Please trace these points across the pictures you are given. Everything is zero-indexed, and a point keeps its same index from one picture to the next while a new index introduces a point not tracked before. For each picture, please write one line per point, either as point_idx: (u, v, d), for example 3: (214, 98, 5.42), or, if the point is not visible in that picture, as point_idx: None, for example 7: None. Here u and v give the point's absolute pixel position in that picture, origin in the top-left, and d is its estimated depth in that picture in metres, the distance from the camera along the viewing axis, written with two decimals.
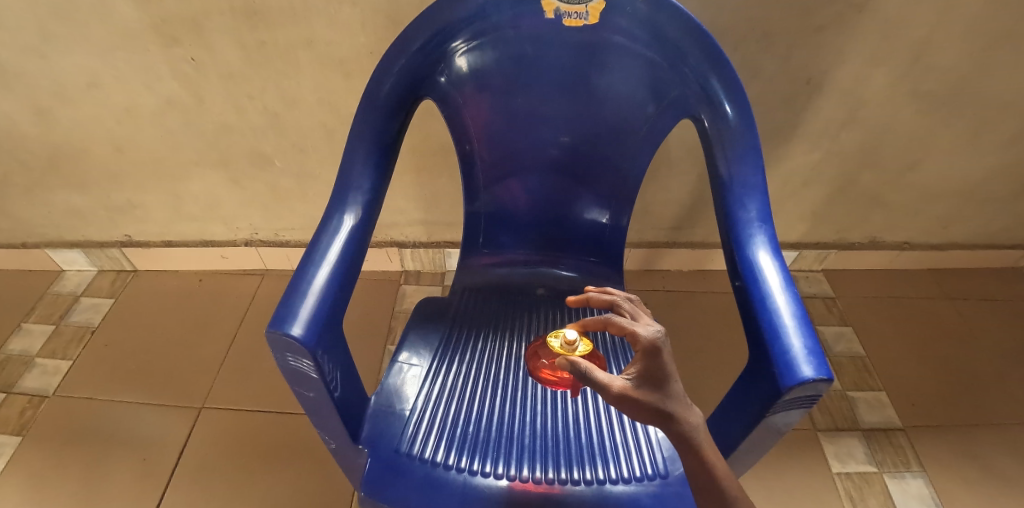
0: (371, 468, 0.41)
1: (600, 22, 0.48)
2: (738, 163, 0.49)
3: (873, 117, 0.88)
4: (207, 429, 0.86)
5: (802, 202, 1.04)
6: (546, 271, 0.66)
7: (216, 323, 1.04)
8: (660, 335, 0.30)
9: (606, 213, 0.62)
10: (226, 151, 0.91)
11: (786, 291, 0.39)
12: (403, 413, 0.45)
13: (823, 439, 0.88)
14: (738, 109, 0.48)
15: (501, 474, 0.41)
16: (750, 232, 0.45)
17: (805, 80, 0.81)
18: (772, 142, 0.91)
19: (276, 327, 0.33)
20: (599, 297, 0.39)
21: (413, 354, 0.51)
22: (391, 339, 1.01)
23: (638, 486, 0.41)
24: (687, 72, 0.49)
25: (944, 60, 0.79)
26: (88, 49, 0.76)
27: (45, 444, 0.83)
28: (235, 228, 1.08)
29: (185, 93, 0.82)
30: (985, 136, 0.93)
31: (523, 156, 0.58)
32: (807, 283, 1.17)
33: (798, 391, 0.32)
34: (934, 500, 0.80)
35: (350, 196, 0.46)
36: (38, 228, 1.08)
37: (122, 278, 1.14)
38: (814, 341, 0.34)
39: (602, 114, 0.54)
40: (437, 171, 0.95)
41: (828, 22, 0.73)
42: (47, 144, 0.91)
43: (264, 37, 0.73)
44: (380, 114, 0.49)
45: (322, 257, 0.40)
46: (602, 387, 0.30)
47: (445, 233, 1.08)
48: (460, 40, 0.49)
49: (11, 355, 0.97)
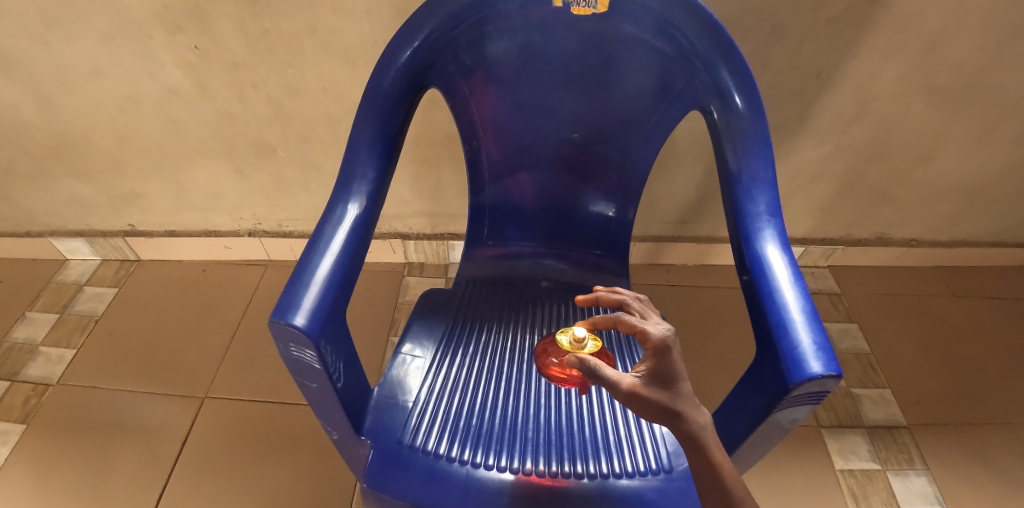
0: (375, 459, 0.41)
1: (609, 10, 0.47)
2: (747, 156, 0.48)
3: (883, 112, 0.87)
4: (210, 418, 0.86)
5: (810, 197, 1.03)
6: (551, 263, 0.65)
7: (220, 313, 1.04)
8: (670, 334, 0.31)
9: (612, 207, 0.61)
10: (230, 141, 0.91)
11: (795, 286, 0.38)
12: (405, 405, 0.45)
13: (827, 436, 0.87)
14: (749, 100, 0.47)
15: (505, 467, 0.41)
16: (759, 226, 0.44)
17: (815, 72, 0.79)
18: (779, 136, 0.90)
19: (279, 316, 0.32)
20: (608, 296, 0.39)
21: (416, 346, 0.51)
22: (394, 331, 1.01)
23: (642, 480, 0.40)
24: (697, 62, 0.47)
25: (957, 53, 0.78)
26: (90, 36, 0.75)
27: (49, 433, 0.84)
28: (238, 219, 1.08)
29: (189, 82, 0.81)
30: (997, 132, 0.91)
31: (530, 150, 0.57)
32: (813, 279, 1.16)
33: (805, 388, 0.32)
34: (937, 498, 0.80)
35: (353, 186, 0.46)
36: (42, 216, 1.08)
37: (125, 267, 1.14)
38: (824, 337, 0.33)
39: (610, 104, 0.53)
40: (441, 163, 0.94)
41: (841, 13, 0.71)
42: (50, 131, 0.90)
43: (267, 26, 0.72)
44: (384, 106, 0.49)
45: (327, 248, 0.39)
46: (612, 384, 0.29)
47: (448, 224, 1.08)
48: (466, 28, 0.48)
49: (14, 344, 0.98)
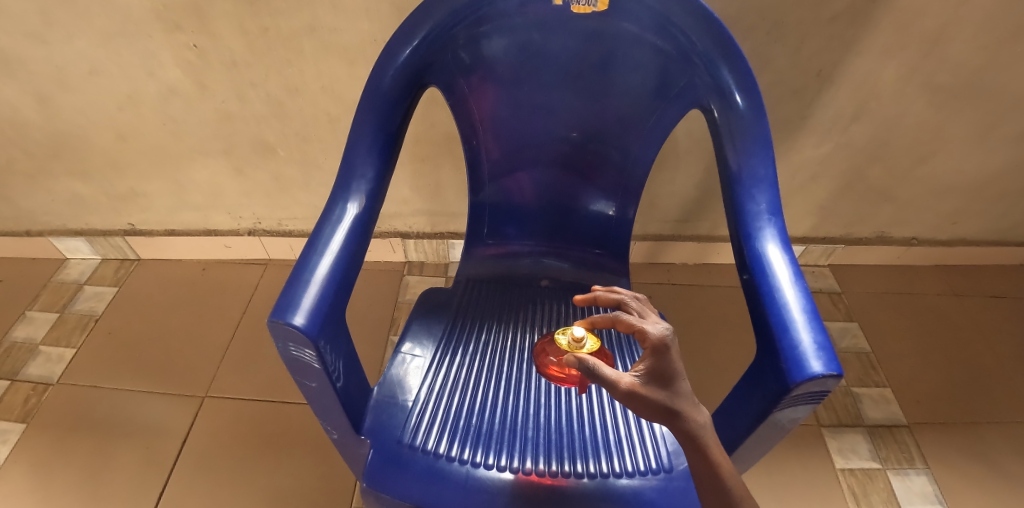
0: (374, 459, 0.41)
1: (609, 8, 0.47)
2: (748, 155, 0.47)
3: (883, 110, 0.86)
4: (210, 418, 0.86)
5: (810, 196, 1.03)
6: (551, 262, 0.65)
7: (220, 312, 1.04)
8: (669, 333, 0.31)
9: (612, 206, 0.61)
10: (229, 140, 0.91)
11: (795, 285, 0.38)
12: (405, 404, 0.45)
13: (828, 435, 0.87)
14: (749, 99, 0.47)
15: (505, 466, 0.41)
16: (759, 225, 0.44)
17: (816, 71, 0.79)
18: (779, 135, 0.90)
19: (278, 316, 0.32)
20: (607, 296, 0.39)
21: (416, 345, 0.51)
22: (394, 330, 1.01)
23: (642, 480, 0.40)
24: (697, 60, 0.47)
25: (958, 52, 0.77)
26: (90, 35, 0.75)
27: (50, 432, 0.84)
28: (238, 218, 1.08)
29: (188, 81, 0.81)
30: (998, 131, 0.91)
31: (530, 149, 0.57)
32: (813, 278, 1.15)
33: (806, 387, 0.31)
34: (937, 497, 0.80)
35: (353, 185, 0.45)
36: (41, 215, 1.08)
37: (125, 266, 1.14)
38: (824, 336, 0.33)
39: (610, 102, 0.53)
40: (441, 162, 0.94)
41: (842, 11, 0.71)
42: (49, 131, 0.90)
43: (267, 24, 0.72)
44: (383, 105, 0.48)
45: (326, 247, 0.39)
46: (611, 383, 0.29)
47: (448, 223, 1.08)
48: (465, 26, 0.48)
49: (14, 344, 0.98)
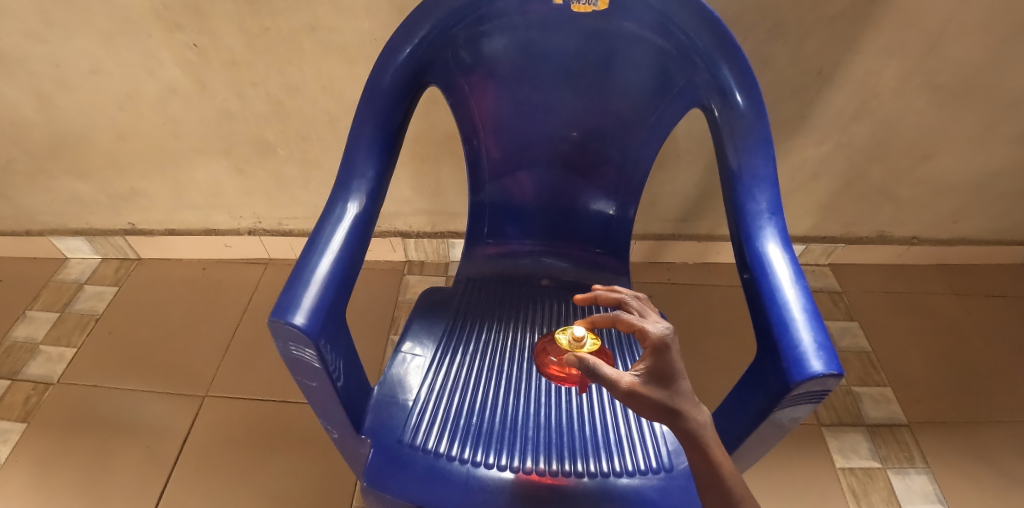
0: (375, 458, 0.41)
1: (609, 7, 0.47)
2: (748, 154, 0.47)
3: (884, 109, 0.86)
4: (210, 417, 0.87)
5: (811, 195, 1.03)
6: (551, 261, 0.65)
7: (220, 311, 1.04)
8: (669, 332, 0.31)
9: (613, 205, 0.61)
10: (229, 139, 0.91)
11: (796, 285, 0.38)
12: (405, 403, 0.45)
13: (828, 434, 0.87)
14: (749, 98, 0.47)
15: (506, 466, 0.41)
16: (760, 224, 0.44)
17: (816, 70, 0.79)
18: (779, 134, 0.90)
19: (278, 315, 0.32)
20: (607, 295, 0.39)
21: (416, 344, 0.51)
22: (394, 329, 1.01)
23: (643, 479, 0.40)
24: (697, 59, 0.47)
25: (959, 51, 0.77)
26: (90, 34, 0.75)
27: (50, 431, 0.84)
28: (238, 217, 1.08)
29: (188, 80, 0.81)
30: (998, 130, 0.90)
31: (531, 148, 0.57)
32: (814, 277, 1.15)
33: (807, 386, 0.31)
34: (937, 496, 0.80)
35: (353, 185, 0.45)
36: (41, 215, 1.08)
37: (125, 266, 1.14)
38: (824, 335, 0.33)
39: (611, 101, 0.53)
40: (441, 161, 0.94)
41: (843, 10, 0.71)
42: (49, 130, 0.90)
43: (267, 24, 0.72)
44: (383, 104, 0.48)
45: (326, 247, 0.39)
46: (611, 382, 0.29)
47: (448, 223, 1.08)
48: (465, 25, 0.47)
49: (15, 343, 0.98)
